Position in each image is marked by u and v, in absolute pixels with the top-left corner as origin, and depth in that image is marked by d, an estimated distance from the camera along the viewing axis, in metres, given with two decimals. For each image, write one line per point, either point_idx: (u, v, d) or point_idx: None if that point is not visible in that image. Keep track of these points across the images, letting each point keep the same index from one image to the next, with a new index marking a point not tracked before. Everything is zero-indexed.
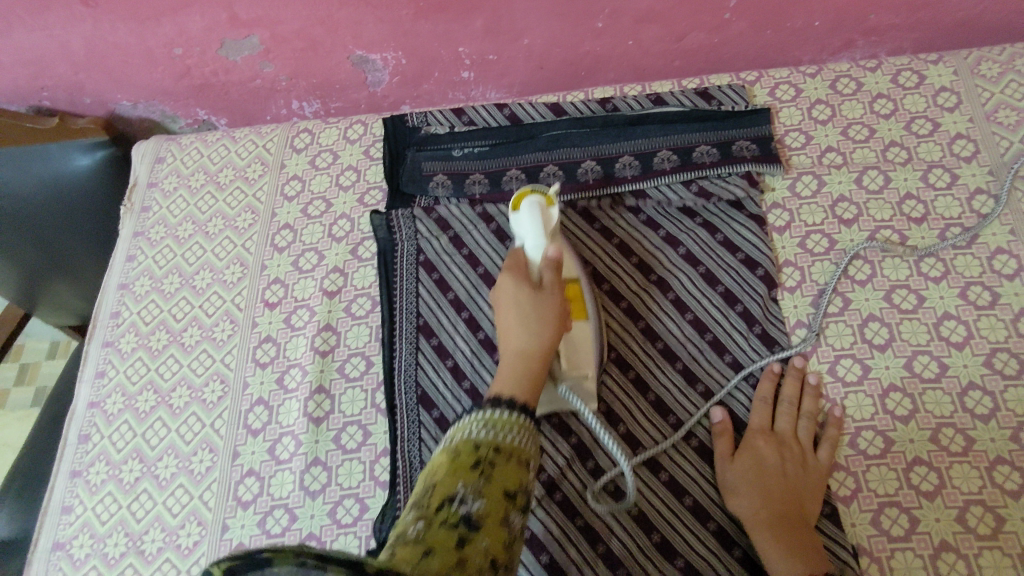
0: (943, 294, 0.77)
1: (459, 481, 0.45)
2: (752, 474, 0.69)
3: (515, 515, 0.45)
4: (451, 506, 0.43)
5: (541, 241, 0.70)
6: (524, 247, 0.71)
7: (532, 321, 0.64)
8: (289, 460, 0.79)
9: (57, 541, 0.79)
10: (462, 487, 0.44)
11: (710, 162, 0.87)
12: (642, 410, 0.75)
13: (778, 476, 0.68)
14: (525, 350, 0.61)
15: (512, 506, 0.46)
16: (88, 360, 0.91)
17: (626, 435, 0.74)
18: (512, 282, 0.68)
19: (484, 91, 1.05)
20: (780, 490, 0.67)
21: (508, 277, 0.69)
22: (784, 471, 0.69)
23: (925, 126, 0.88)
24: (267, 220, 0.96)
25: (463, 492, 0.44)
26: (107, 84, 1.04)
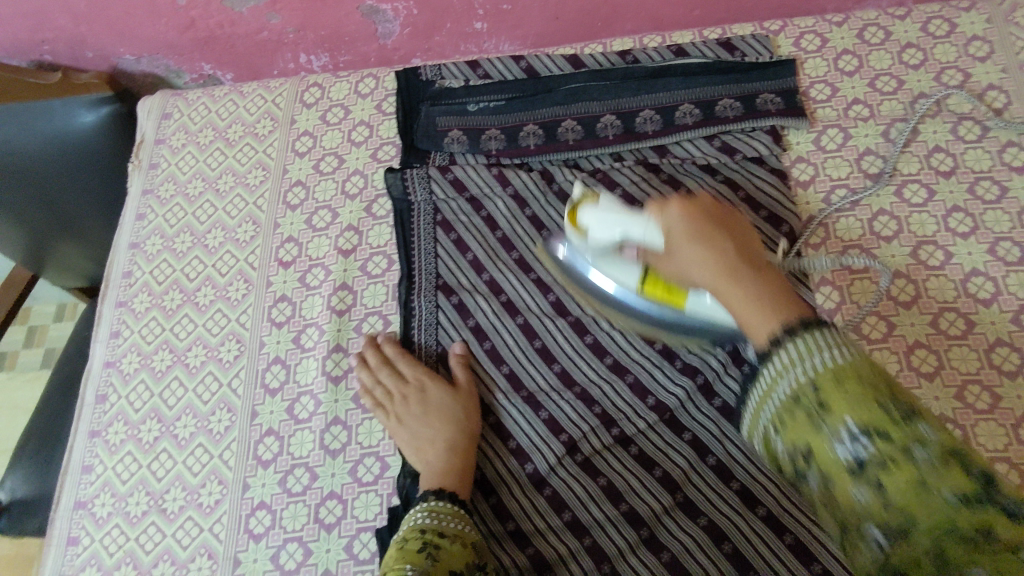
0: (972, 249, 0.76)
1: (417, 559, 0.59)
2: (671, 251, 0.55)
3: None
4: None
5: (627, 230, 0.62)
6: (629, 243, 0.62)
7: (432, 426, 0.73)
8: (309, 419, 0.79)
9: (79, 499, 0.79)
10: (412, 565, 0.58)
11: (734, 116, 0.84)
12: (651, 360, 0.75)
13: (709, 232, 0.52)
14: (450, 450, 0.71)
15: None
16: (102, 320, 0.90)
17: (634, 385, 0.74)
18: (390, 410, 0.75)
19: (497, 43, 1.02)
20: (723, 246, 0.51)
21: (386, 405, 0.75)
22: (713, 223, 0.53)
23: (956, 77, 0.85)
24: (279, 177, 0.94)
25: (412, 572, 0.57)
26: (109, 37, 1.01)
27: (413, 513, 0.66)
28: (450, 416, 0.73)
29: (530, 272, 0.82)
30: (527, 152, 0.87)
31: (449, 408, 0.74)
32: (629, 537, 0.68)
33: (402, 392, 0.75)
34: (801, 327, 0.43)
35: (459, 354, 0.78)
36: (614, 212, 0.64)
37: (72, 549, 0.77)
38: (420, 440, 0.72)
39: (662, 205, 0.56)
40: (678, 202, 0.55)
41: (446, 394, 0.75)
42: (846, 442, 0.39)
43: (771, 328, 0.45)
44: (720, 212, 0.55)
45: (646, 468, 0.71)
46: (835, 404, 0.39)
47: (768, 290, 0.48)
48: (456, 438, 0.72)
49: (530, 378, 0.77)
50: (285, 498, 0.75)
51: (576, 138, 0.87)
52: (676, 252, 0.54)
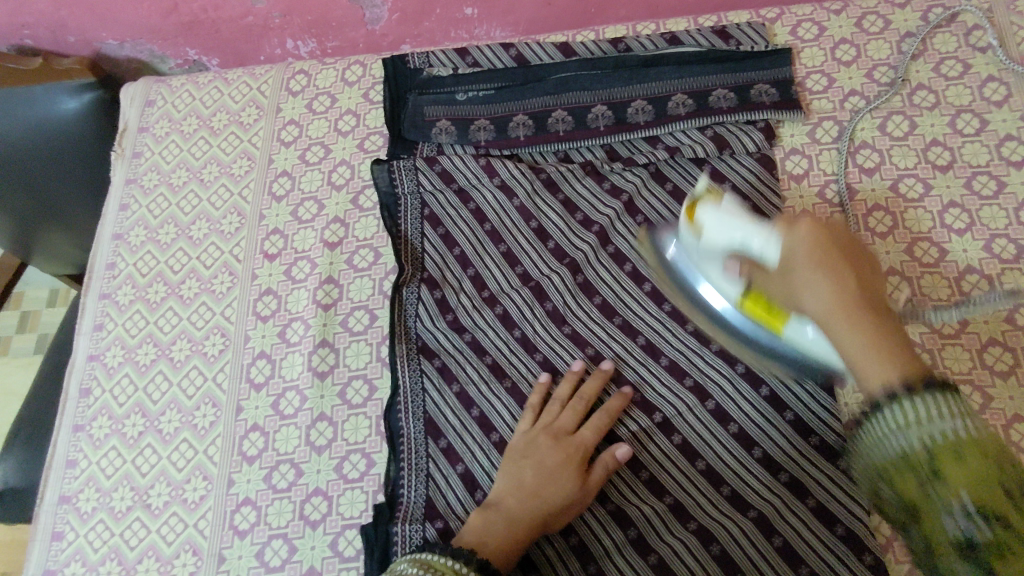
0: (966, 247, 0.74)
1: None
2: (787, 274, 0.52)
3: None
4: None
5: (750, 231, 0.55)
6: (742, 246, 0.55)
7: (536, 494, 0.66)
8: (295, 415, 0.78)
9: (63, 494, 0.79)
10: None
11: (728, 107, 0.82)
12: (636, 361, 0.74)
13: (834, 265, 0.49)
14: (525, 523, 0.64)
15: None
16: (85, 312, 0.89)
17: (618, 378, 0.74)
18: (534, 443, 0.69)
19: (488, 29, 1.00)
20: (849, 286, 0.48)
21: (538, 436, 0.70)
22: (839, 256, 0.50)
23: (956, 67, 0.83)
24: (264, 167, 0.92)
25: None
26: (90, 22, 0.99)
27: (456, 565, 0.59)
28: (559, 502, 0.66)
29: (517, 264, 0.80)
30: (517, 144, 0.86)
31: (568, 492, 0.66)
32: (616, 537, 0.68)
33: (555, 435, 0.70)
34: (922, 384, 0.42)
35: (613, 451, 0.69)
36: (733, 211, 0.58)
37: (57, 544, 0.76)
38: (517, 480, 0.67)
39: (792, 223, 0.52)
40: (806, 230, 0.52)
41: (575, 488, 0.67)
42: (959, 516, 0.39)
43: (893, 379, 0.43)
44: (849, 248, 0.52)
45: (633, 470, 0.70)
46: (960, 476, 0.39)
47: (896, 347, 0.45)
48: (537, 518, 0.65)
49: (513, 368, 0.76)
50: (270, 494, 0.75)
51: (567, 130, 0.85)
52: (790, 278, 0.51)
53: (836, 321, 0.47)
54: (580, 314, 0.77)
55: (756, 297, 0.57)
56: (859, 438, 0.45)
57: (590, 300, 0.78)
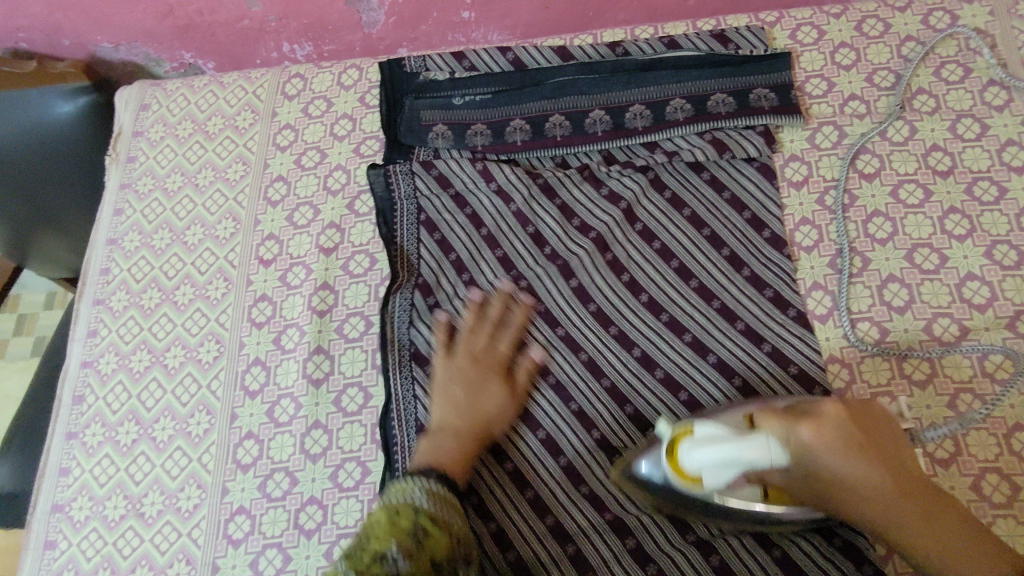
0: (967, 253, 0.74)
1: (392, 541, 0.53)
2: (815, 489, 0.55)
3: None
4: (382, 562, 0.51)
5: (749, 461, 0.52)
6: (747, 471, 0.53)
7: (469, 409, 0.71)
8: (289, 423, 0.77)
9: (56, 502, 0.78)
10: (394, 546, 0.53)
11: (726, 112, 0.82)
12: (630, 370, 0.74)
13: (866, 464, 0.53)
14: (466, 438, 0.70)
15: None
16: (78, 318, 0.88)
17: (613, 386, 0.73)
18: (455, 365, 0.74)
19: (485, 33, 0.99)
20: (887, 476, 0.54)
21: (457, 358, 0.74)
22: (858, 451, 0.53)
23: (956, 72, 0.82)
24: (260, 172, 0.92)
25: (394, 553, 0.52)
26: (85, 25, 0.98)
27: (408, 482, 0.62)
28: (491, 413, 0.72)
29: (512, 269, 0.80)
30: (513, 149, 0.85)
31: (497, 399, 0.72)
32: (613, 548, 0.67)
33: (475, 356, 0.74)
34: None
35: (532, 363, 0.75)
36: (716, 439, 0.54)
37: (49, 553, 0.76)
38: (450, 402, 0.72)
39: (791, 440, 0.52)
40: (807, 423, 0.52)
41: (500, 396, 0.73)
42: None
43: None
44: (850, 425, 0.54)
45: None
46: None
47: (947, 524, 0.54)
48: (476, 431, 0.70)
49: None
50: (264, 503, 0.74)
51: (564, 135, 0.85)
52: (825, 488, 0.54)
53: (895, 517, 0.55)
54: (577, 321, 0.77)
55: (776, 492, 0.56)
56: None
57: (585, 307, 0.77)
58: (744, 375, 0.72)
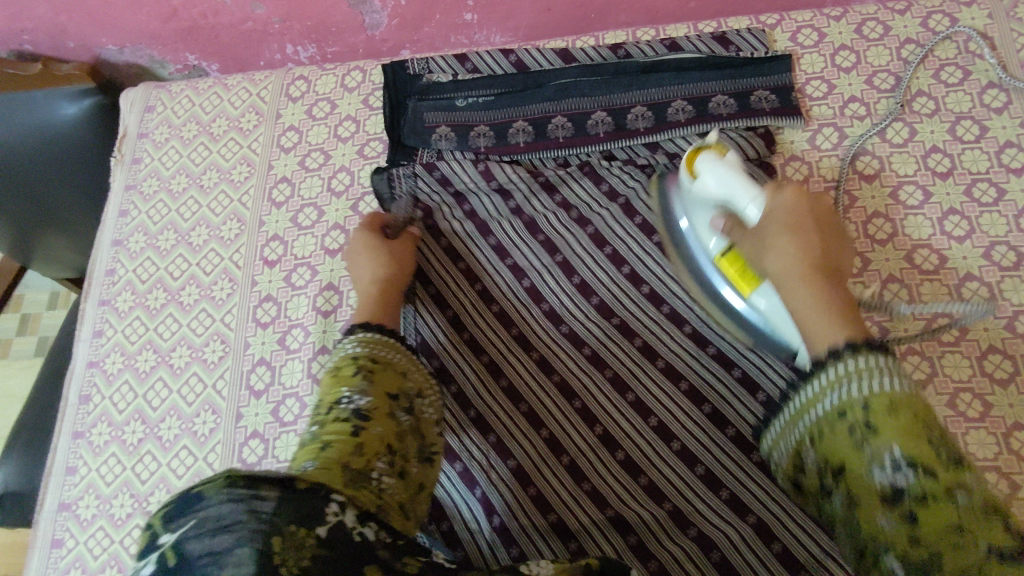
0: (966, 253, 0.74)
1: (344, 387, 0.57)
2: (765, 235, 0.61)
3: (398, 413, 0.58)
4: (339, 406, 0.55)
5: (740, 191, 0.63)
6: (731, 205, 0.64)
7: (362, 263, 0.77)
8: (294, 422, 0.78)
9: (62, 501, 0.79)
10: (347, 391, 0.56)
11: (728, 113, 0.82)
12: (632, 361, 0.75)
13: (801, 233, 0.59)
14: (374, 281, 0.75)
15: (394, 406, 0.58)
16: (85, 319, 0.89)
17: (613, 378, 0.74)
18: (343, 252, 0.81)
19: (488, 35, 1.00)
20: (809, 250, 0.59)
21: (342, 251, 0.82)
22: (806, 225, 0.60)
23: (955, 74, 0.83)
24: (264, 173, 0.92)
25: (349, 394, 0.55)
26: (89, 27, 0.99)
27: (342, 344, 0.64)
28: (380, 252, 0.78)
29: (505, 256, 0.82)
30: (516, 150, 0.85)
31: (373, 243, 0.78)
32: (616, 544, 0.68)
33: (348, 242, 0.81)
34: (861, 344, 0.48)
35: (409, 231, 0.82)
36: (727, 168, 0.65)
37: (56, 552, 0.76)
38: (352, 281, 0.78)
39: (778, 190, 0.62)
40: (788, 198, 0.61)
41: (376, 236, 0.79)
42: (889, 468, 0.43)
43: (836, 334, 0.51)
44: (819, 222, 0.61)
45: (631, 476, 0.70)
46: (887, 430, 0.44)
47: (837, 306, 0.55)
48: (381, 272, 0.76)
49: (509, 366, 0.77)
50: None
51: (566, 136, 0.85)
52: (765, 238, 0.61)
53: (789, 274, 0.58)
54: (578, 315, 0.78)
55: (731, 258, 0.66)
56: (815, 379, 0.50)
57: (587, 301, 0.78)
58: (743, 368, 0.73)
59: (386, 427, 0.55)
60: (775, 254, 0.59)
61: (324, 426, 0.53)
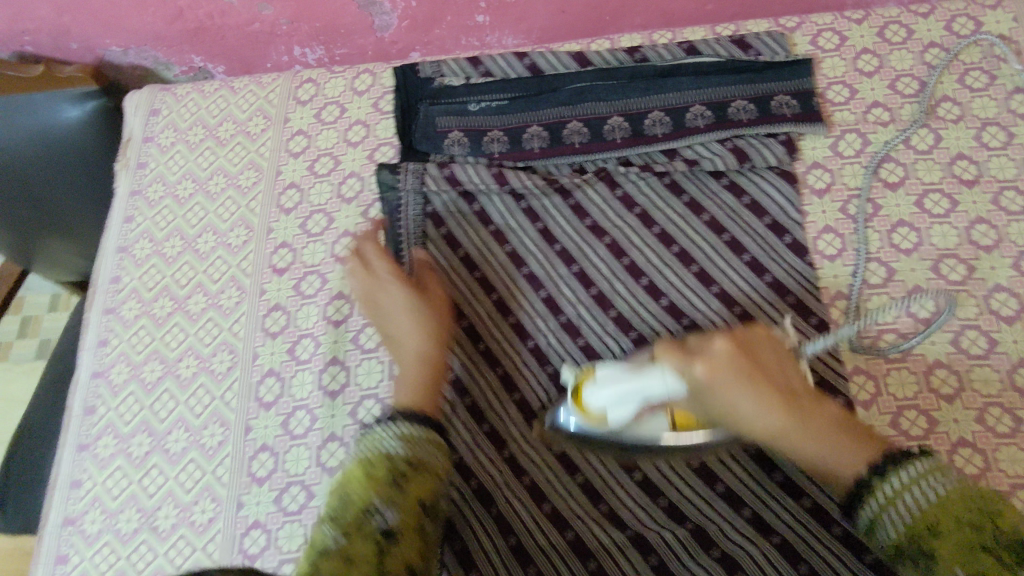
0: (994, 263, 0.73)
1: (374, 492, 0.53)
2: (713, 410, 0.58)
3: (425, 522, 0.54)
4: (368, 521, 0.51)
5: (647, 388, 0.58)
6: (652, 399, 0.59)
7: (408, 328, 0.71)
8: (305, 435, 0.76)
9: (67, 516, 0.77)
10: (376, 496, 0.52)
11: (747, 119, 0.81)
12: None
13: (752, 385, 0.56)
14: (424, 355, 0.69)
15: (424, 515, 0.54)
16: (90, 328, 0.87)
17: None
18: (370, 304, 0.73)
19: (499, 37, 0.98)
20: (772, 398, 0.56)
21: (367, 300, 0.74)
22: (749, 372, 0.56)
23: (981, 79, 0.81)
24: (272, 178, 0.90)
25: (379, 507, 0.51)
26: (93, 28, 0.97)
27: (377, 431, 0.59)
28: (424, 317, 0.71)
29: (521, 264, 0.80)
30: (531, 156, 0.83)
31: (416, 308, 0.72)
32: (637, 565, 0.66)
33: (372, 296, 0.73)
34: (890, 464, 0.52)
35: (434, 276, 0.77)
36: (616, 380, 0.60)
37: (61, 567, 0.75)
38: (395, 344, 0.71)
39: (684, 365, 0.56)
40: (700, 360, 0.56)
41: (417, 295, 0.72)
42: None
43: (862, 471, 0.53)
44: (743, 348, 0.58)
45: (650, 496, 0.69)
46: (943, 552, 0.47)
47: (838, 432, 0.56)
48: (432, 342, 0.70)
49: (524, 379, 0.75)
50: (280, 517, 0.73)
51: (582, 142, 0.83)
52: (716, 407, 0.57)
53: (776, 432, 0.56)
54: (594, 327, 0.76)
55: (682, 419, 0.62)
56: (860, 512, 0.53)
57: (605, 314, 0.76)
58: None
59: (411, 545, 0.51)
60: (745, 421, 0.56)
61: (349, 540, 0.49)
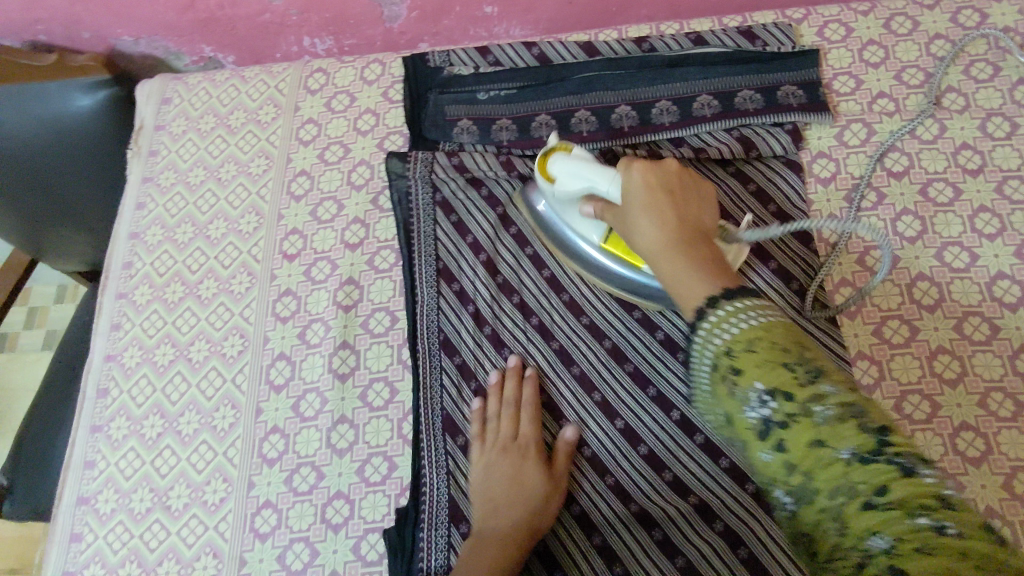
0: (998, 252, 0.74)
1: None
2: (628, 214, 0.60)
3: None
4: None
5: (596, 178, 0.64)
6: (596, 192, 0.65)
7: (512, 503, 0.67)
8: (315, 417, 0.77)
9: (81, 495, 0.78)
10: None
11: (754, 109, 0.81)
12: (653, 353, 0.74)
13: (663, 201, 0.57)
14: (504, 538, 0.65)
15: None
16: (102, 312, 0.88)
17: (634, 373, 0.74)
18: (496, 451, 0.71)
19: (507, 28, 0.99)
20: (669, 217, 0.56)
21: (495, 449, 0.71)
22: (667, 191, 0.58)
23: (986, 70, 0.82)
24: (283, 166, 0.91)
25: None
26: (106, 18, 0.98)
27: None
28: (531, 500, 0.67)
29: (527, 247, 0.81)
30: (539, 144, 0.84)
31: (535, 487, 0.68)
32: (641, 539, 0.68)
33: (506, 444, 0.71)
34: (735, 293, 0.48)
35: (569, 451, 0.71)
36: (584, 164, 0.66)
37: (75, 546, 0.76)
38: (489, 502, 0.68)
39: (631, 164, 0.61)
40: (641, 165, 0.60)
41: (541, 477, 0.69)
42: (754, 402, 0.43)
43: (702, 290, 0.49)
44: (682, 182, 0.60)
45: (655, 471, 0.70)
46: (747, 367, 0.44)
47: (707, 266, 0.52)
48: (522, 525, 0.66)
49: (531, 359, 0.76)
50: (291, 497, 0.74)
51: (590, 130, 0.84)
52: (628, 212, 0.60)
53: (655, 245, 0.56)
54: (598, 306, 0.77)
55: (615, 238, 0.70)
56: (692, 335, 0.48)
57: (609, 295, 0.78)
58: None
59: None
60: (640, 227, 0.58)
61: None
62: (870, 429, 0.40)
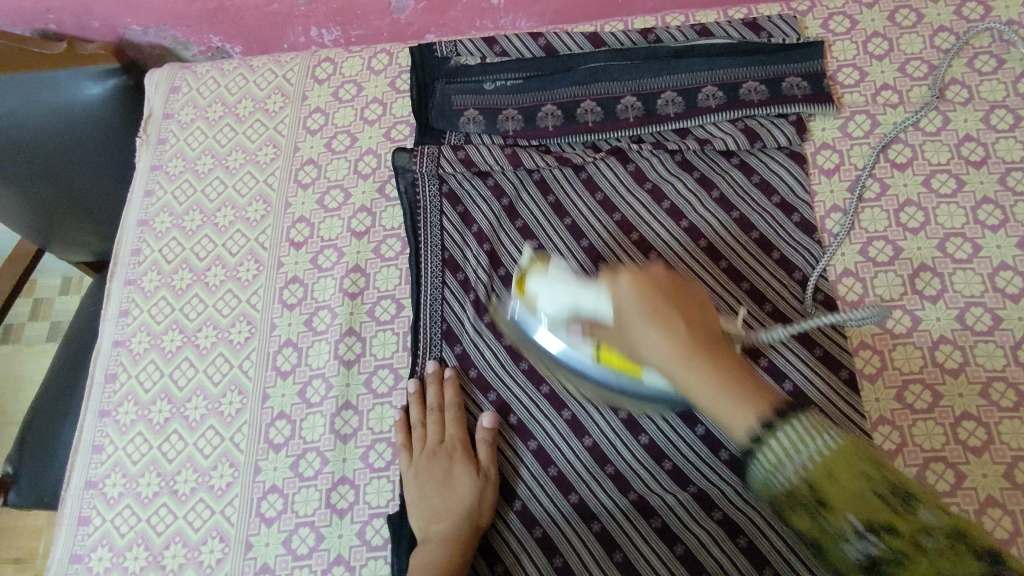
0: (1000, 243, 0.74)
1: None
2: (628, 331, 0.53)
3: None
4: None
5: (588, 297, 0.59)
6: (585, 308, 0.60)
7: (449, 506, 0.68)
8: (321, 403, 0.78)
9: (89, 479, 0.79)
10: None
11: (759, 100, 0.82)
12: None
13: (666, 314, 0.50)
14: (448, 539, 0.66)
15: None
16: (111, 298, 0.88)
17: None
18: (423, 457, 0.71)
19: (514, 19, 0.99)
20: (680, 326, 0.50)
21: (422, 455, 0.72)
22: (668, 303, 0.51)
23: (989, 63, 0.82)
24: (290, 154, 0.92)
25: None
26: (115, 8, 0.99)
27: None
28: (467, 498, 0.69)
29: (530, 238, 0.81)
30: (544, 134, 0.85)
31: (467, 487, 0.69)
32: (640, 527, 0.69)
33: (433, 449, 0.72)
34: (786, 412, 0.46)
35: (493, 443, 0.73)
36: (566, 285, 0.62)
37: (83, 529, 0.77)
38: (428, 509, 0.69)
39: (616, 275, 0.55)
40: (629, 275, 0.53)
41: (474, 474, 0.70)
42: (856, 540, 0.42)
43: (752, 420, 0.46)
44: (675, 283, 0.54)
45: (655, 460, 0.70)
46: (837, 501, 0.43)
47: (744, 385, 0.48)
48: (463, 524, 0.67)
49: None
50: (297, 482, 0.75)
51: (596, 120, 0.85)
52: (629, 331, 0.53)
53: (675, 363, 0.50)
54: None
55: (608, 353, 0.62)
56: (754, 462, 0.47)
57: None
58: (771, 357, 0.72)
59: None
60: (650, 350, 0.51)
61: None
62: (977, 549, 0.40)
